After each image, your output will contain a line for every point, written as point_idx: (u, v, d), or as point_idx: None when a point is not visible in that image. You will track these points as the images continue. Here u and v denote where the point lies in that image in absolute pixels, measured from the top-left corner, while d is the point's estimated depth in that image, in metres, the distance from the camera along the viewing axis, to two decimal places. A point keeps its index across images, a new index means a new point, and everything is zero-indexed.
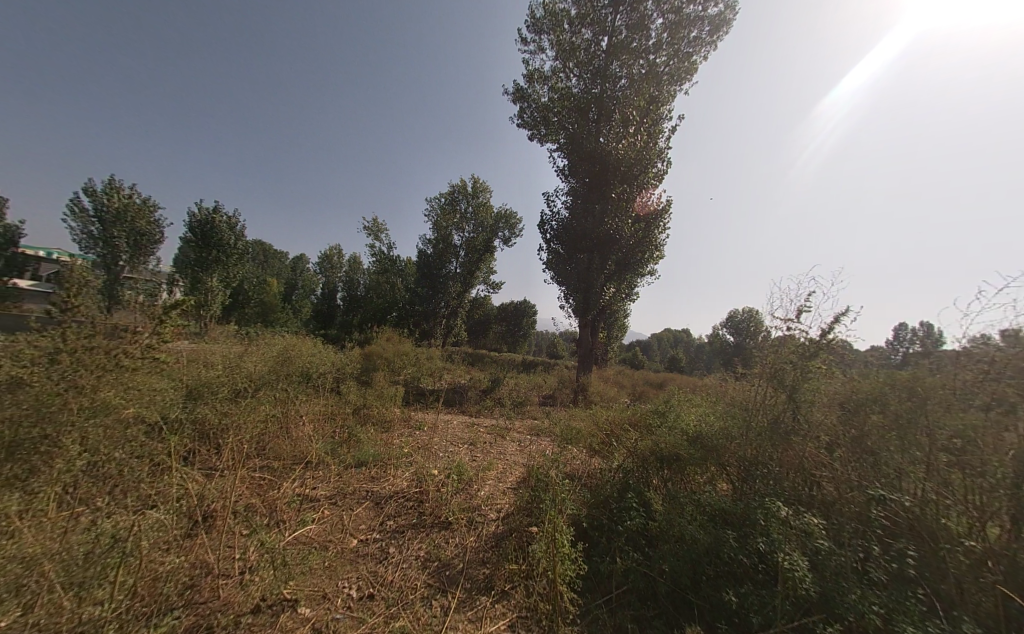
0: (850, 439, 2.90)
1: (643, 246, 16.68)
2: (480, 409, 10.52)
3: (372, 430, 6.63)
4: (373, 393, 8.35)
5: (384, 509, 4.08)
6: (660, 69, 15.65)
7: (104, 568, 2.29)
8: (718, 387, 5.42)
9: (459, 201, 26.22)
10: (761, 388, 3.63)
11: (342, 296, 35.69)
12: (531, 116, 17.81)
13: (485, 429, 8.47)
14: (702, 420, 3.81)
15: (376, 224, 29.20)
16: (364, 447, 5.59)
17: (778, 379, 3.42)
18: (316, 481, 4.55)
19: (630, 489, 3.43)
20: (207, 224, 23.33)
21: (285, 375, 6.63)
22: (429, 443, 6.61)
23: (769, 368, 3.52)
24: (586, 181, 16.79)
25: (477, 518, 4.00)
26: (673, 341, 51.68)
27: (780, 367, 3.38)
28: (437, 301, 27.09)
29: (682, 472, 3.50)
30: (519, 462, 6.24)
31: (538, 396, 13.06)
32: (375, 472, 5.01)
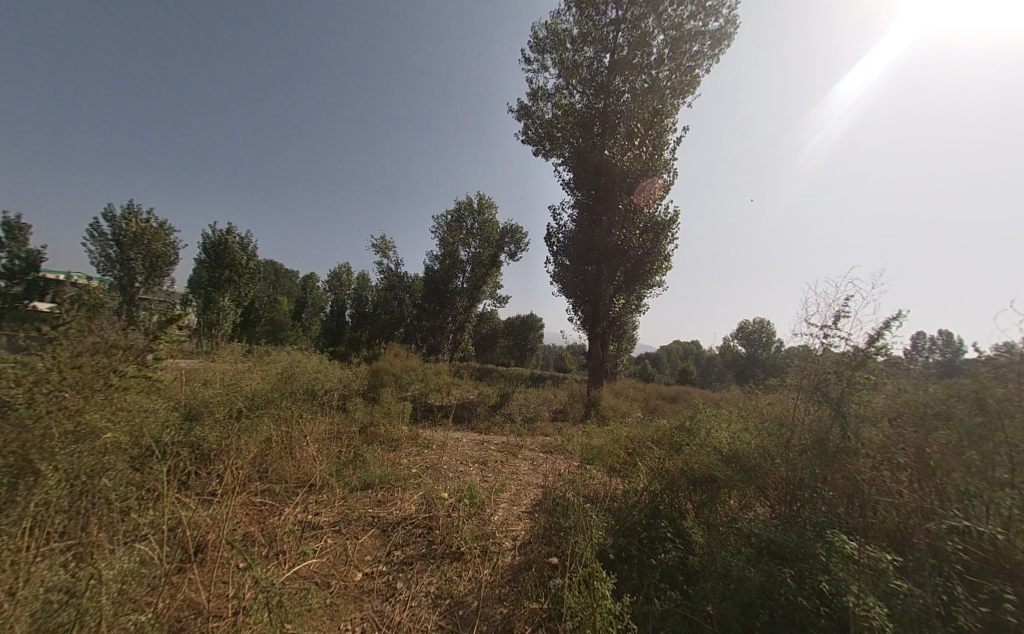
0: (913, 459, 2.57)
1: (652, 256, 16.46)
2: (489, 425, 10.22)
3: (379, 450, 6.36)
4: (380, 410, 8.11)
5: (390, 537, 3.78)
6: (662, 83, 15.78)
7: (68, 616, 2.04)
8: (746, 400, 5.08)
9: (465, 218, 26.46)
10: (801, 402, 3.33)
11: (350, 313, 35.95)
12: (535, 132, 18.05)
13: (495, 447, 8.15)
14: (737, 438, 3.48)
15: (384, 241, 29.58)
16: (370, 468, 5.33)
17: (823, 392, 3.10)
18: (319, 506, 4.28)
19: (661, 516, 3.10)
20: (220, 245, 23.82)
21: (290, 393, 6.46)
22: (438, 463, 6.33)
23: (809, 378, 3.25)
24: (592, 193, 16.81)
25: (492, 547, 3.68)
26: (683, 353, 50.82)
27: (822, 378, 3.14)
28: (445, 316, 27.05)
29: (719, 495, 3.17)
30: (533, 482, 5.91)
31: (548, 411, 12.71)
32: (381, 495, 4.73)
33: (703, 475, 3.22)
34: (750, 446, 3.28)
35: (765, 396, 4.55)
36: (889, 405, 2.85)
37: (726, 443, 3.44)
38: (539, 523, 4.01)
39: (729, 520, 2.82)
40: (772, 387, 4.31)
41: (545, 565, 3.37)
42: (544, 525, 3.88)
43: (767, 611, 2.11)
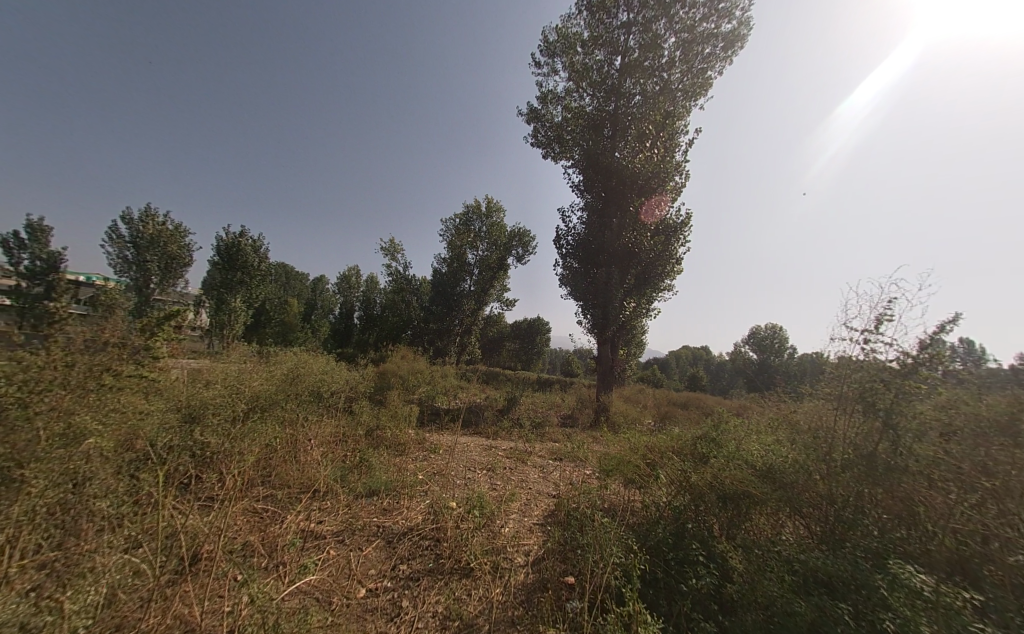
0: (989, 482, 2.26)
1: (663, 260, 16.15)
2: (497, 430, 9.99)
3: (385, 454, 6.19)
4: (386, 413, 7.95)
5: (396, 550, 3.58)
6: (674, 85, 15.56)
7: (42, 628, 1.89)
8: (775, 411, 4.77)
9: (473, 222, 26.41)
10: (843, 413, 3.10)
11: (358, 316, 36.09)
12: (544, 135, 17.97)
13: (504, 453, 7.91)
14: (773, 453, 3.20)
15: (393, 244, 29.70)
16: (376, 474, 5.15)
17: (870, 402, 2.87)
18: (323, 514, 4.12)
19: (689, 536, 2.84)
20: (233, 247, 24.13)
21: (295, 395, 6.32)
22: (445, 469, 6.12)
23: (853, 386, 3.06)
24: (602, 195, 16.60)
25: (503, 563, 3.45)
26: (692, 359, 50.00)
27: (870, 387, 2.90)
28: (452, 319, 26.92)
29: (755, 513, 2.90)
30: (544, 491, 5.66)
31: (557, 416, 12.43)
32: (387, 503, 4.53)
33: (735, 492, 2.95)
34: (789, 464, 3.00)
35: (799, 407, 4.24)
36: (944, 418, 2.59)
37: (762, 458, 3.16)
38: (555, 537, 3.78)
39: (770, 543, 2.55)
40: (809, 397, 3.99)
41: (560, 585, 3.13)
42: (559, 540, 3.67)
43: None
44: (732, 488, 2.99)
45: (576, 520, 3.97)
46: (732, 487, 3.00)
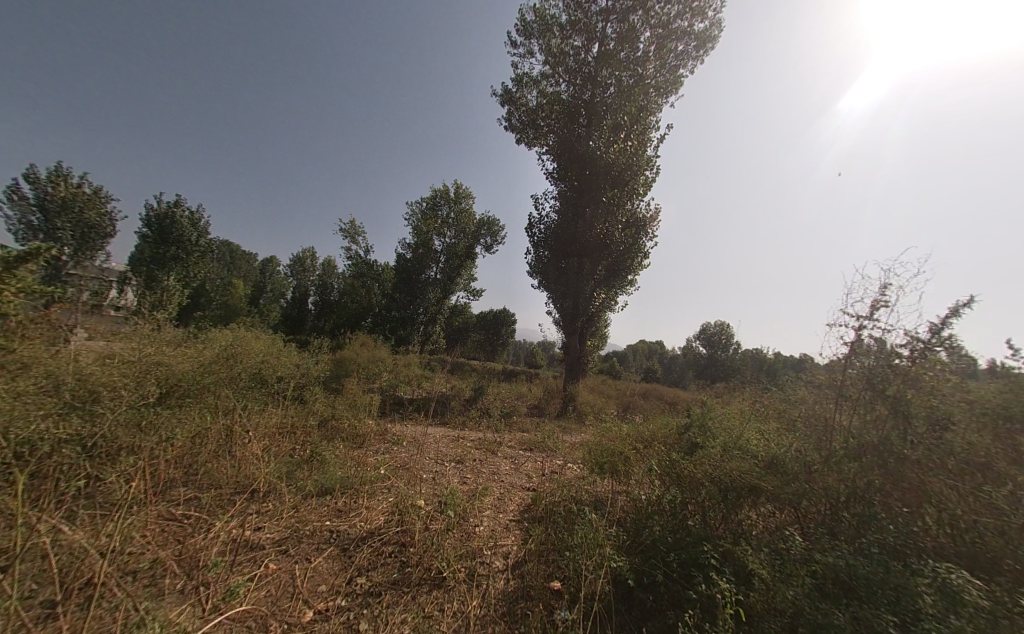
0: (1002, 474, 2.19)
1: (633, 253, 16.28)
2: (464, 420, 9.51)
3: (341, 448, 5.51)
4: (343, 403, 7.17)
5: (353, 559, 3.03)
6: (648, 80, 15.53)
7: None
8: (756, 401, 4.70)
9: (440, 206, 25.32)
10: (851, 401, 3.00)
11: (314, 301, 33.68)
12: (519, 119, 17.42)
13: (472, 444, 7.48)
14: (774, 446, 3.04)
15: (354, 227, 27.87)
16: (329, 470, 4.51)
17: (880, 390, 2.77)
18: (262, 520, 3.44)
19: (691, 536, 2.62)
20: (167, 218, 21.31)
21: (231, 381, 5.43)
22: (410, 462, 5.58)
23: (863, 373, 2.98)
24: (576, 184, 16.33)
25: (480, 570, 3.03)
26: (649, 353, 52.22)
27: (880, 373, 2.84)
28: (416, 307, 25.62)
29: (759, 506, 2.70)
30: (517, 484, 5.33)
31: (525, 406, 12.17)
32: (343, 503, 3.93)
33: (740, 486, 2.74)
34: (794, 457, 2.83)
35: (782, 396, 4.18)
36: (946, 407, 2.52)
37: (764, 451, 2.97)
38: (538, 538, 3.42)
39: (783, 541, 2.35)
40: (797, 384, 3.92)
41: (546, 593, 2.77)
42: (544, 541, 3.31)
43: None
44: (737, 481, 2.77)
45: (560, 518, 3.64)
46: (738, 480, 2.78)
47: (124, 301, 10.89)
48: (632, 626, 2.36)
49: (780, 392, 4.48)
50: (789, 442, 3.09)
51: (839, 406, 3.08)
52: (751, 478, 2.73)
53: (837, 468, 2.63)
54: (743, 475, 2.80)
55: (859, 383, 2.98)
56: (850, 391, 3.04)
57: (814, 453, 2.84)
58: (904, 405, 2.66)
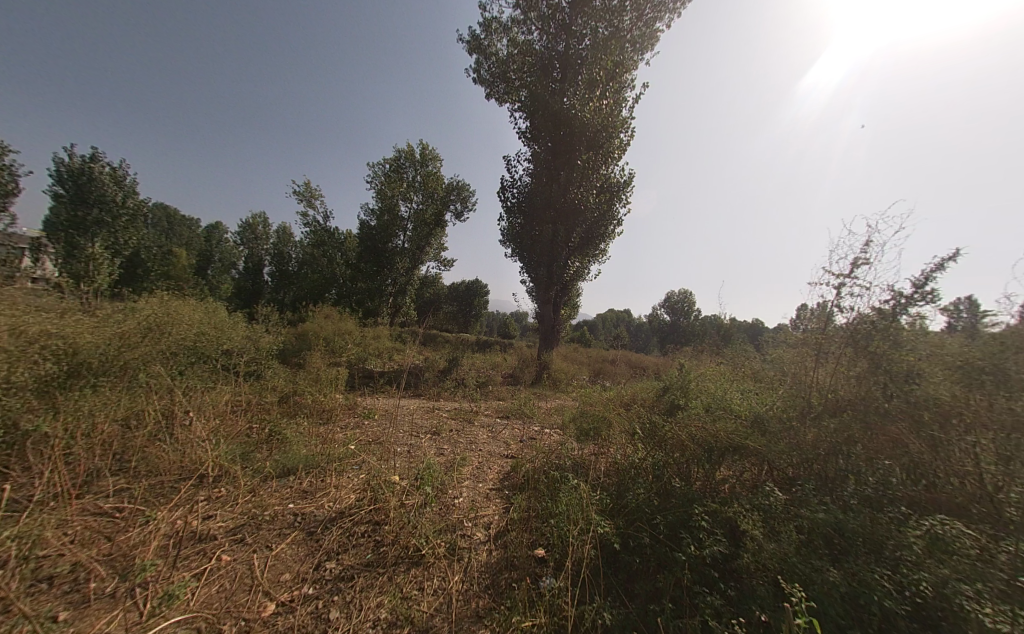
0: (971, 426, 2.26)
1: (606, 220, 16.08)
2: (439, 391, 9.29)
3: (305, 425, 5.13)
4: (305, 377, 6.67)
5: (321, 542, 2.79)
6: (624, 34, 14.62)
7: None
8: (730, 364, 4.79)
9: (405, 169, 23.61)
10: (831, 360, 3.00)
11: (270, 271, 31.27)
12: (488, 71, 16.14)
13: (448, 414, 7.31)
14: (756, 404, 3.03)
15: (310, 189, 25.55)
16: (292, 450, 4.16)
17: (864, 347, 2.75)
18: (214, 508, 3.09)
19: (677, 497, 2.57)
20: (82, 174, 18.39)
21: (165, 358, 4.78)
22: (382, 436, 5.32)
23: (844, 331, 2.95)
24: (549, 147, 15.52)
25: (461, 543, 2.89)
26: (617, 321, 53.66)
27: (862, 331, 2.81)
28: (383, 277, 24.31)
29: (743, 463, 2.69)
30: (495, 452, 5.25)
31: (500, 375, 12.11)
32: (308, 483, 3.63)
33: (724, 445, 2.72)
34: (776, 416, 2.83)
35: (757, 358, 4.24)
36: (921, 364, 2.55)
37: (746, 410, 2.94)
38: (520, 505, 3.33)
39: (768, 493, 2.34)
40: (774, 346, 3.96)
41: (530, 561, 2.66)
42: (527, 509, 3.23)
43: (848, 614, 1.65)
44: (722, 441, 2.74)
45: (542, 485, 3.57)
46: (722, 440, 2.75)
47: (35, 272, 9.35)
48: (621, 589, 2.31)
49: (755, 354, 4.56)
50: (770, 401, 3.10)
51: (818, 363, 3.07)
52: (736, 438, 2.70)
53: (816, 423, 2.64)
54: (728, 434, 2.76)
55: (841, 342, 2.96)
56: (830, 349, 3.05)
57: (794, 410, 2.85)
58: (884, 362, 2.67)
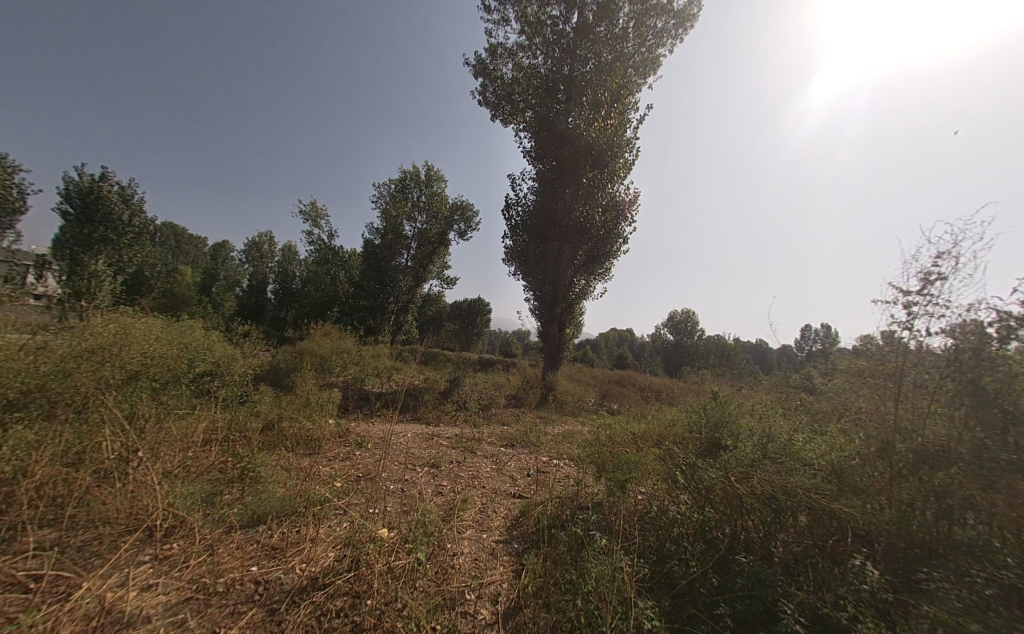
0: None
1: (612, 238, 15.76)
2: (439, 415, 8.66)
3: (286, 458, 4.54)
4: (293, 402, 6.10)
5: (283, 627, 2.18)
6: (628, 58, 14.74)
7: None
8: (773, 395, 4.17)
9: (410, 189, 23.72)
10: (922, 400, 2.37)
11: (273, 289, 31.18)
12: (493, 93, 16.34)
13: (448, 442, 6.67)
14: (831, 451, 2.44)
15: (316, 208, 25.64)
16: (265, 493, 3.58)
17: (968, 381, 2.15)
18: (155, 576, 2.52)
19: (744, 577, 1.96)
20: (90, 193, 18.43)
21: (129, 384, 4.26)
22: (374, 470, 4.70)
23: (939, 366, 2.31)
24: (554, 166, 15.41)
25: (461, 626, 2.27)
26: (620, 341, 52.86)
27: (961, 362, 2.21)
28: (386, 295, 23.98)
29: (825, 529, 2.09)
30: (501, 490, 4.60)
31: (503, 397, 11.47)
32: (278, 537, 3.04)
33: (801, 506, 2.13)
34: (861, 469, 2.25)
35: (812, 390, 3.62)
36: None
37: (819, 458, 2.36)
38: (535, 571, 2.70)
39: (870, 577, 1.76)
40: (837, 375, 3.36)
41: None
42: (544, 575, 2.61)
43: None
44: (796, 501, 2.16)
45: (560, 542, 2.95)
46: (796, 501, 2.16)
47: (32, 287, 9.07)
48: None
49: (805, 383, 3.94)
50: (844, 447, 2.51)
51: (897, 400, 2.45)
52: (815, 497, 2.11)
53: (913, 479, 2.07)
54: (802, 491, 2.17)
55: (932, 376, 2.33)
56: (919, 382, 2.44)
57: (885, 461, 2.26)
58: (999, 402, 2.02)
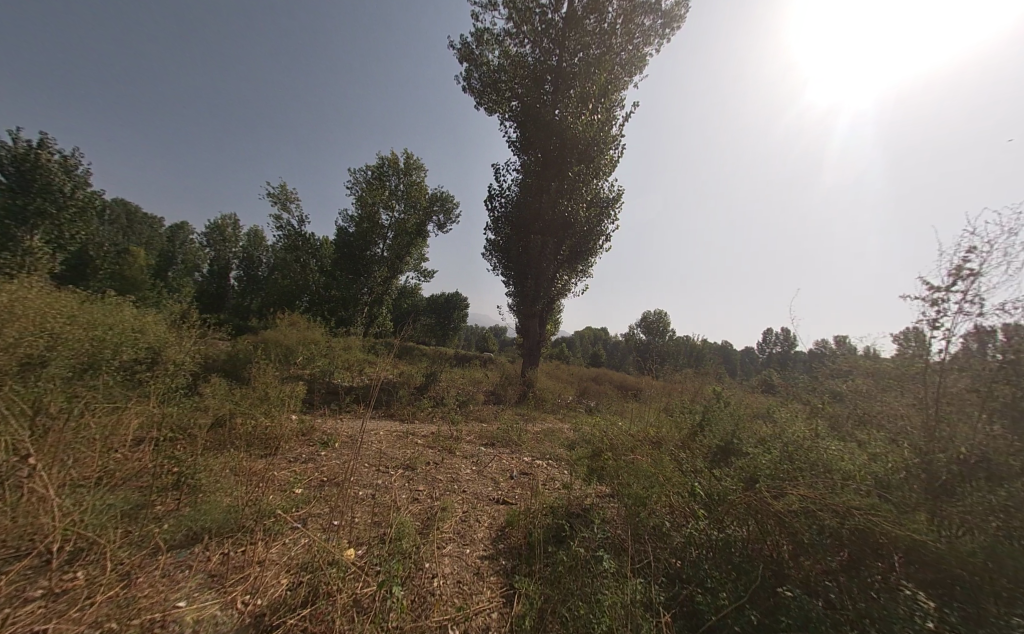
0: None
1: (595, 235, 15.59)
2: (413, 411, 8.13)
3: (236, 462, 3.93)
4: (249, 395, 5.43)
5: None
6: (616, 53, 14.47)
7: None
8: (772, 399, 3.98)
9: (388, 176, 22.59)
10: (964, 420, 2.16)
11: (237, 275, 29.18)
12: (478, 81, 15.72)
13: (424, 441, 6.18)
14: (870, 465, 2.18)
15: (286, 192, 24.02)
16: (205, 506, 3.00)
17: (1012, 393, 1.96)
18: (42, 620, 1.93)
19: (785, 614, 1.65)
20: (23, 160, 16.26)
21: (33, 377, 3.51)
22: (342, 474, 4.18)
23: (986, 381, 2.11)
24: (539, 157, 14.97)
25: None
26: (595, 339, 53.52)
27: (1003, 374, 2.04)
28: (359, 285, 22.88)
29: (874, 554, 1.80)
30: (484, 496, 4.19)
31: (482, 393, 11.03)
32: (219, 561, 2.51)
33: (846, 528, 1.84)
34: (903, 484, 1.99)
35: (823, 396, 3.42)
36: None
37: (859, 470, 2.09)
38: (529, 598, 2.32)
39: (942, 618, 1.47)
40: (859, 380, 3.15)
41: None
42: (539, 603, 2.22)
43: None
44: (839, 521, 1.87)
45: (555, 564, 2.56)
46: (839, 519, 1.87)
47: None
48: None
49: (813, 387, 3.75)
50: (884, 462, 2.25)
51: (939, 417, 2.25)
52: (865, 517, 1.81)
53: (962, 498, 1.84)
54: (849, 510, 1.86)
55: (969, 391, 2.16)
56: (962, 397, 2.24)
57: (932, 478, 2.01)
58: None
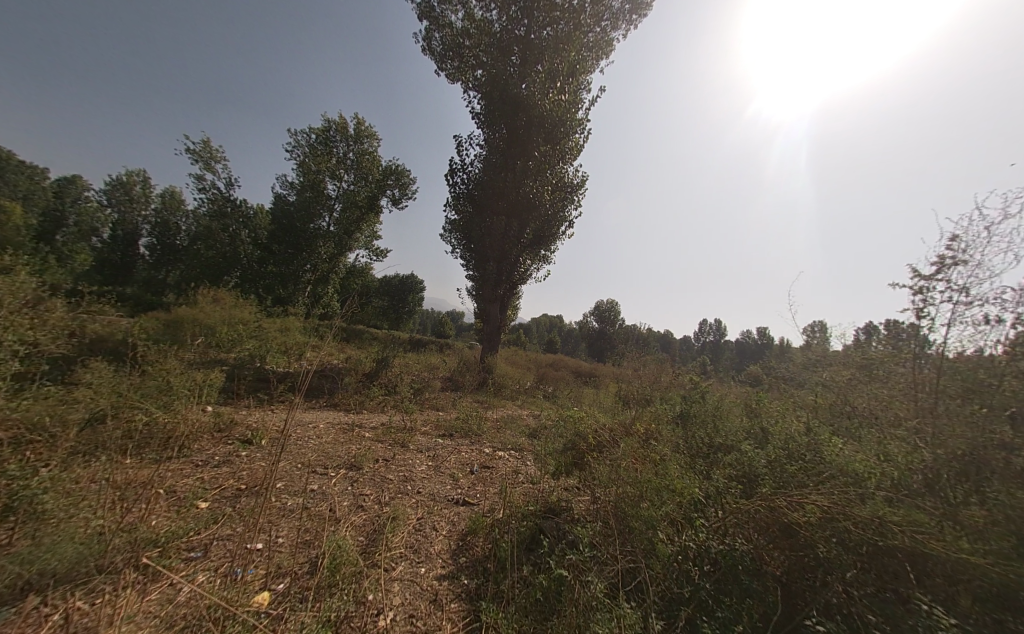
0: None
1: (559, 220, 15.30)
2: (360, 400, 7.32)
3: (117, 472, 3.02)
4: (144, 385, 4.35)
5: None
6: (586, 31, 13.88)
7: None
8: (747, 389, 3.91)
9: (334, 141, 20.30)
10: (961, 417, 2.12)
11: (149, 242, 25.07)
12: (440, 42, 14.38)
13: (373, 434, 5.48)
14: (881, 467, 2.03)
15: (210, 149, 20.74)
16: (54, 539, 2.16)
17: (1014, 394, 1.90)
18: None
19: None
20: None
21: None
22: (267, 480, 3.43)
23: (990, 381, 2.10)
24: (504, 134, 14.18)
25: None
26: (550, 326, 54.27)
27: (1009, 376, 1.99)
28: (300, 261, 20.59)
29: (889, 564, 1.64)
30: (441, 496, 3.69)
31: (438, 379, 10.39)
32: (60, 623, 1.75)
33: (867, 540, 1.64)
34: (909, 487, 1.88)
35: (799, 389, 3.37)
36: None
37: (873, 472, 1.93)
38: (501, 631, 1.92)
39: None
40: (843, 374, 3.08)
41: None
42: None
43: None
44: (860, 531, 1.67)
45: (533, 584, 2.19)
46: (861, 530, 1.66)
47: None
48: None
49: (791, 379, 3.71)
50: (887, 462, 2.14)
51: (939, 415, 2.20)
52: (885, 527, 1.64)
53: (970, 502, 1.75)
54: (868, 519, 1.67)
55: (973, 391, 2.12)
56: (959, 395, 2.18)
57: (940, 480, 1.91)
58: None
